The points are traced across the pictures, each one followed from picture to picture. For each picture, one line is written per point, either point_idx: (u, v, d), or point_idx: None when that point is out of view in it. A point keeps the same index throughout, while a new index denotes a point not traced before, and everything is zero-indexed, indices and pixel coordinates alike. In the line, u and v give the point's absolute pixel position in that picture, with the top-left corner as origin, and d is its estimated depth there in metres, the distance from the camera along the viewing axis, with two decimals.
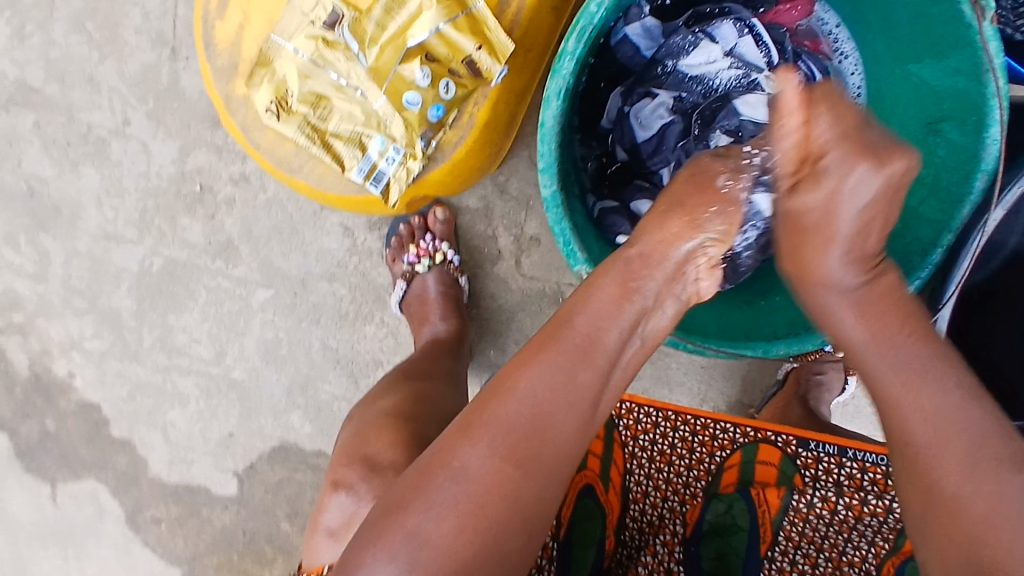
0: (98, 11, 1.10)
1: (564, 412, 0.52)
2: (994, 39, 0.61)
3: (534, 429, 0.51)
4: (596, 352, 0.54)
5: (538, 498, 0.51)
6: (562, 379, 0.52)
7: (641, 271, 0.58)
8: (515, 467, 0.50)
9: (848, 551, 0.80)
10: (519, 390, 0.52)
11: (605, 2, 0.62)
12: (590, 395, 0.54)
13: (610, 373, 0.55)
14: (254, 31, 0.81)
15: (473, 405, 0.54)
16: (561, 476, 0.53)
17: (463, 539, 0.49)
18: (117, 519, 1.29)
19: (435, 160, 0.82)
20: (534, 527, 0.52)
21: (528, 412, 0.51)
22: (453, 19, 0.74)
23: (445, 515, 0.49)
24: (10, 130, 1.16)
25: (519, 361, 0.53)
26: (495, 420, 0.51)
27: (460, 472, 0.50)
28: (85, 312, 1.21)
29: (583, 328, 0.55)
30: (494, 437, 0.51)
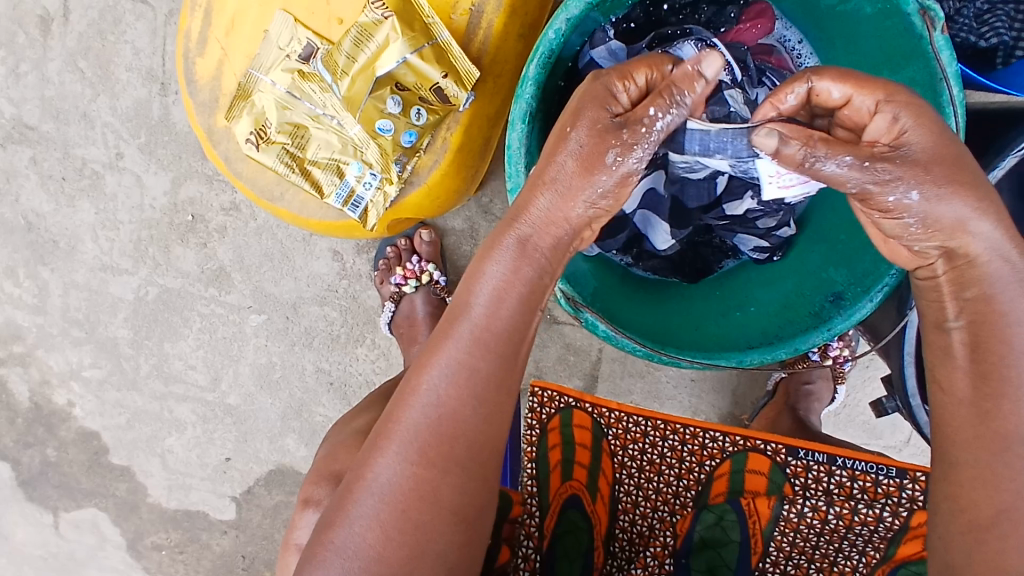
0: (91, 50, 1.14)
1: (471, 406, 0.53)
2: (946, 49, 0.63)
3: (440, 429, 0.52)
4: (491, 339, 0.54)
5: (464, 494, 0.53)
6: (462, 372, 0.53)
7: (534, 254, 0.55)
8: (428, 468, 0.52)
9: (838, 561, 0.82)
10: (420, 390, 0.53)
11: (563, 27, 0.65)
12: (496, 381, 0.54)
13: (515, 353, 0.55)
14: (234, 65, 0.84)
15: (385, 413, 0.55)
16: (484, 464, 0.54)
17: (392, 546, 0.51)
18: (118, 547, 1.30)
19: (411, 184, 0.84)
20: (469, 519, 0.53)
21: (432, 413, 0.53)
22: (419, 49, 0.77)
23: (368, 526, 0.52)
24: (8, 166, 1.19)
25: (422, 360, 0.55)
26: (402, 427, 0.53)
27: (373, 485, 0.52)
28: (83, 342, 1.23)
29: (479, 319, 0.54)
30: (403, 444, 0.53)
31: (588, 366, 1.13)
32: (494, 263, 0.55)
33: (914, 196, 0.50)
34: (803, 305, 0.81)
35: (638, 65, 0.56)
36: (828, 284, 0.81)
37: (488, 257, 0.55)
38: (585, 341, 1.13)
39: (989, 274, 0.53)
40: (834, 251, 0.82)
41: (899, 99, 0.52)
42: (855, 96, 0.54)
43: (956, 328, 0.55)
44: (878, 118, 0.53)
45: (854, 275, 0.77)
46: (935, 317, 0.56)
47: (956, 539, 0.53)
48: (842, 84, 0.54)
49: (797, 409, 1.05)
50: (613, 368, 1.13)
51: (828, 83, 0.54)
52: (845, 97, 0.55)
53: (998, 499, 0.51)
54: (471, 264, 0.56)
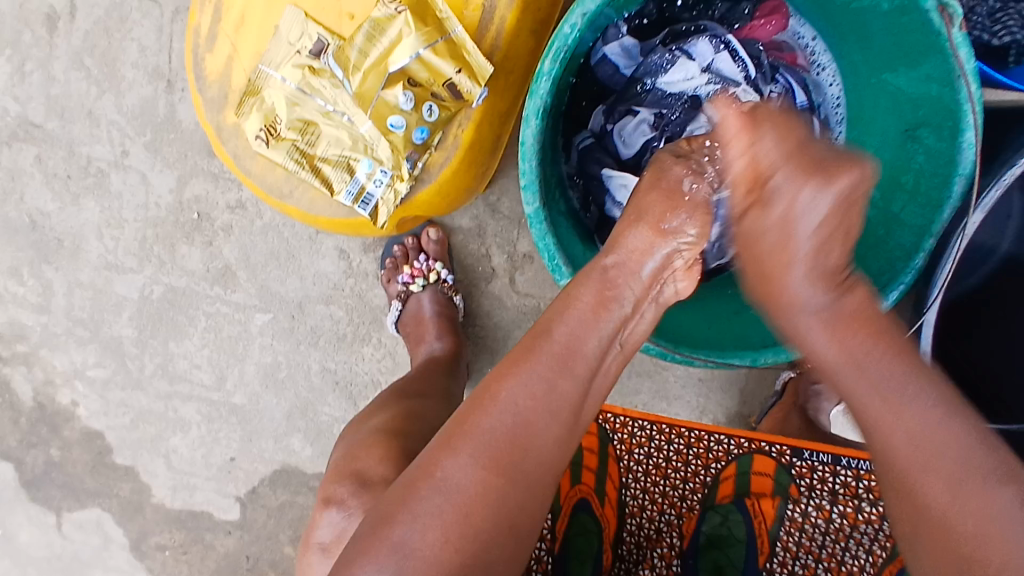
0: (96, 47, 1.13)
1: (545, 421, 0.54)
2: (965, 45, 0.63)
3: (514, 438, 0.53)
4: (573, 361, 0.57)
5: (524, 506, 0.53)
6: (542, 388, 0.55)
7: (618, 281, 0.62)
8: (498, 476, 0.52)
9: (847, 560, 0.83)
10: (501, 398, 0.54)
11: (578, 23, 0.64)
12: (572, 403, 0.56)
13: (589, 381, 0.58)
14: (243, 62, 0.84)
15: (455, 418, 0.55)
16: (546, 484, 0.55)
17: (450, 551, 0.50)
18: (122, 548, 1.29)
19: (422, 181, 0.84)
20: (521, 534, 0.53)
21: (510, 421, 0.53)
22: (432, 45, 0.77)
23: (430, 526, 0.50)
24: (12, 165, 1.18)
25: (501, 370, 0.56)
26: (478, 430, 0.53)
27: (442, 484, 0.52)
28: (88, 342, 1.23)
29: (562, 339, 0.58)
30: (476, 447, 0.53)
31: None
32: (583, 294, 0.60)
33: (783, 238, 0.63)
34: None
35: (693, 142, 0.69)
36: None
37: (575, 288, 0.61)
38: None
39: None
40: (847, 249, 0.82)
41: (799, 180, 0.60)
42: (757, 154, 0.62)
43: None
44: (776, 172, 0.61)
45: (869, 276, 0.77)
46: None
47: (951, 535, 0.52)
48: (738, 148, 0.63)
49: (807, 408, 1.05)
50: (621, 367, 1.13)
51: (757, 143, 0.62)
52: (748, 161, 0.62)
53: None
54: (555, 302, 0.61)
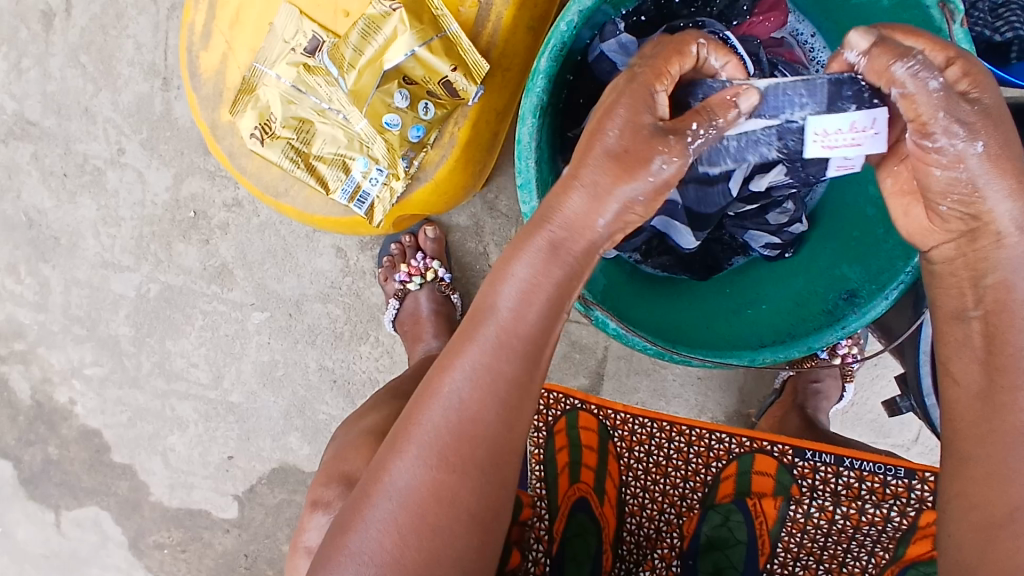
0: (93, 44, 1.12)
1: (491, 409, 0.51)
2: (966, 42, 0.62)
3: (460, 432, 0.51)
4: (516, 341, 0.51)
5: (484, 498, 0.51)
6: (484, 375, 0.51)
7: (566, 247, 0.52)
8: (447, 473, 0.50)
9: (848, 562, 0.81)
10: (441, 393, 0.52)
11: (575, 19, 0.64)
12: (519, 383, 0.52)
13: (536, 358, 0.52)
14: (238, 59, 0.83)
15: (404, 414, 0.54)
16: (505, 469, 0.52)
17: (408, 552, 0.50)
18: (120, 546, 1.28)
19: (418, 180, 0.84)
20: (489, 525, 0.52)
21: (453, 416, 0.51)
22: (428, 42, 0.76)
23: (384, 531, 0.50)
24: (8, 162, 1.18)
25: (441, 363, 0.53)
26: (420, 430, 0.52)
27: (390, 488, 0.51)
28: (85, 340, 1.22)
29: (504, 317, 0.52)
30: (421, 447, 0.51)
31: (594, 365, 1.12)
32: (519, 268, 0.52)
33: (978, 146, 0.48)
34: (816, 303, 0.80)
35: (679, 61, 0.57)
36: (842, 280, 0.79)
37: (513, 257, 0.52)
38: (591, 338, 1.12)
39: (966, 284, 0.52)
40: (845, 248, 0.81)
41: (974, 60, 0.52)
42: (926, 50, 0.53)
43: (974, 316, 0.52)
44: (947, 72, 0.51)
45: (867, 271, 0.76)
46: (956, 307, 0.53)
47: (966, 538, 0.49)
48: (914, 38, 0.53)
49: (806, 407, 1.05)
50: (619, 365, 1.12)
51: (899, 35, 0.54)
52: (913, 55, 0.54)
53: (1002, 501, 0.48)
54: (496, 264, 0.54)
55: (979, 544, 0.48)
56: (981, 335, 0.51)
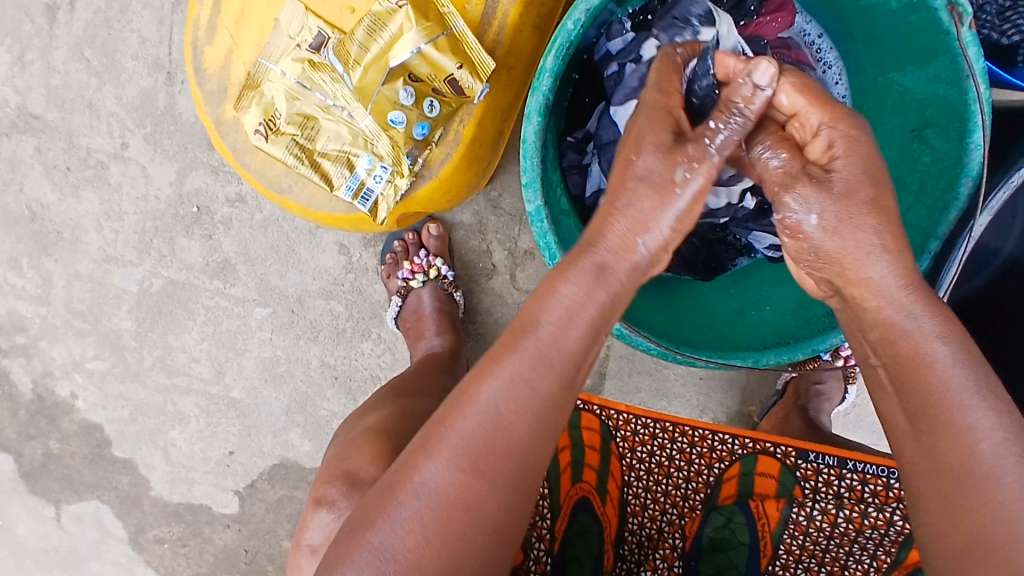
0: (97, 38, 1.12)
1: (528, 422, 0.51)
2: (973, 45, 0.62)
3: (493, 441, 0.50)
4: (557, 357, 0.52)
5: (508, 507, 0.51)
6: (525, 388, 0.51)
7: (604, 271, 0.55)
8: (479, 480, 0.50)
9: (850, 564, 0.81)
10: (479, 399, 0.51)
11: (581, 18, 0.63)
12: (557, 400, 0.52)
13: (573, 377, 0.53)
14: (243, 55, 0.83)
15: (434, 417, 0.53)
16: (531, 480, 0.52)
17: (431, 555, 0.49)
18: (120, 540, 1.29)
19: (422, 177, 0.84)
20: (505, 536, 0.52)
21: (488, 423, 0.51)
22: (434, 39, 0.76)
23: (409, 532, 0.50)
24: (11, 156, 1.18)
25: (481, 370, 0.52)
26: (454, 434, 0.51)
27: (419, 489, 0.51)
28: (87, 334, 1.22)
29: (545, 333, 0.52)
30: (453, 451, 0.51)
31: (596, 364, 1.12)
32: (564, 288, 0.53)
33: (812, 220, 0.55)
34: (819, 306, 0.77)
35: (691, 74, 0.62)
36: None
37: (563, 277, 0.54)
38: None
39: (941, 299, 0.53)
40: None
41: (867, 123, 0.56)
42: (801, 110, 0.58)
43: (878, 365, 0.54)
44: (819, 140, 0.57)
45: None
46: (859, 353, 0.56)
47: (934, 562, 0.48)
48: (795, 95, 0.57)
49: (807, 409, 1.05)
50: (621, 365, 1.12)
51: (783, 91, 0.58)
52: (794, 108, 0.58)
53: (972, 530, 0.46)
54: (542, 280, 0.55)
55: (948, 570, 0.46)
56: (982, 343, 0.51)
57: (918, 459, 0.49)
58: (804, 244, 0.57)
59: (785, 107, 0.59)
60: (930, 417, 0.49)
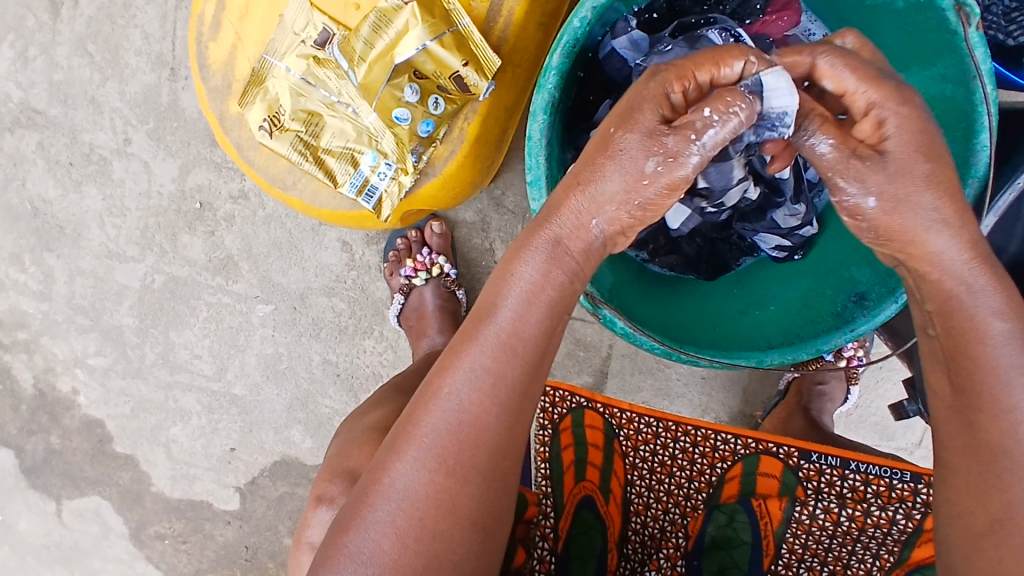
0: (100, 34, 1.12)
1: (492, 415, 0.51)
2: (981, 46, 0.62)
3: (461, 437, 0.51)
4: (520, 346, 0.52)
5: (485, 501, 0.52)
6: (487, 381, 0.51)
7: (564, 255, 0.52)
8: (447, 477, 0.51)
9: (852, 564, 0.81)
10: (443, 396, 0.51)
11: (588, 16, 0.63)
12: (522, 390, 0.52)
13: (538, 364, 0.53)
14: (247, 50, 0.83)
15: (402, 416, 0.54)
16: (505, 471, 0.53)
17: (408, 555, 0.50)
18: (121, 536, 1.29)
19: (426, 175, 0.84)
20: (488, 528, 0.52)
21: (454, 420, 0.51)
22: (440, 36, 0.75)
23: (384, 533, 0.50)
24: (14, 151, 1.18)
25: (443, 365, 0.53)
26: (421, 432, 0.51)
27: (390, 491, 0.51)
28: (89, 330, 1.22)
29: (506, 323, 0.52)
30: (421, 450, 0.51)
31: (598, 363, 1.12)
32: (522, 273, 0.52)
33: (870, 203, 0.52)
34: (826, 306, 0.78)
35: (704, 61, 0.53)
36: (851, 283, 0.77)
37: (520, 258, 0.53)
38: (596, 337, 1.12)
39: (953, 294, 0.51)
40: (855, 249, 0.78)
41: (895, 104, 0.51)
42: (851, 89, 0.53)
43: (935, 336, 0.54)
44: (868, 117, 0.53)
45: (875, 275, 0.74)
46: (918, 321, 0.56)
47: (958, 542, 0.51)
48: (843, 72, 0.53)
49: (810, 409, 1.04)
50: (623, 364, 1.12)
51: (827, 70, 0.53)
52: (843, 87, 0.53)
53: (993, 508, 0.49)
54: (498, 266, 0.54)
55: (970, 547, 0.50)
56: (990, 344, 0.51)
57: (958, 435, 0.51)
58: (862, 224, 0.54)
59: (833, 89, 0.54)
60: (976, 387, 0.50)
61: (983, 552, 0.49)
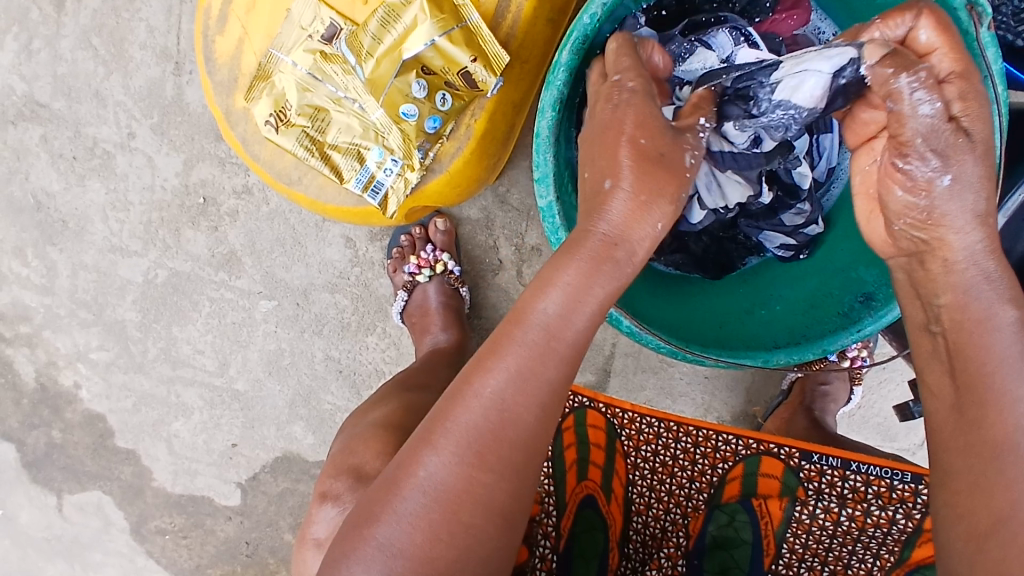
0: (104, 27, 1.12)
1: (531, 414, 0.50)
2: (992, 46, 0.61)
3: (499, 435, 0.50)
4: (562, 347, 0.50)
5: (515, 494, 0.52)
6: (529, 380, 0.50)
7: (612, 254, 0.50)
8: (484, 473, 0.50)
9: (853, 564, 0.81)
10: (482, 392, 0.50)
11: (598, 12, 0.63)
12: (561, 387, 0.51)
13: (579, 361, 0.52)
14: (254, 44, 0.83)
15: (435, 408, 0.52)
16: (534, 467, 0.52)
17: (441, 547, 0.50)
18: (122, 531, 1.29)
19: (432, 171, 0.84)
20: (515, 520, 0.52)
21: (493, 417, 0.50)
22: (448, 32, 0.75)
23: (417, 526, 0.50)
24: (18, 144, 1.17)
25: (481, 360, 0.51)
26: (457, 427, 0.50)
27: (424, 484, 0.50)
28: (91, 324, 1.22)
29: (548, 323, 0.50)
30: (457, 446, 0.50)
31: (601, 361, 1.12)
32: (564, 276, 0.49)
33: (946, 179, 0.52)
34: (830, 307, 0.78)
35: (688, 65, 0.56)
36: (857, 283, 0.76)
37: (565, 257, 0.50)
38: (599, 335, 1.12)
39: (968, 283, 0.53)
40: (861, 250, 0.78)
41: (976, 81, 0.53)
42: (938, 51, 0.54)
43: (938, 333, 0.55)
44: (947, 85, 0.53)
45: (882, 275, 0.73)
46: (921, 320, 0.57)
47: (958, 546, 0.50)
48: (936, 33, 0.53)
49: (813, 409, 1.04)
50: (627, 362, 1.12)
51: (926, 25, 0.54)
52: (929, 47, 0.54)
53: (994, 508, 0.48)
54: (541, 262, 0.51)
55: (971, 552, 0.49)
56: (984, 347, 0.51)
57: (962, 435, 0.51)
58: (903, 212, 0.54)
59: (918, 47, 0.55)
60: (985, 386, 0.50)
61: (984, 555, 0.48)
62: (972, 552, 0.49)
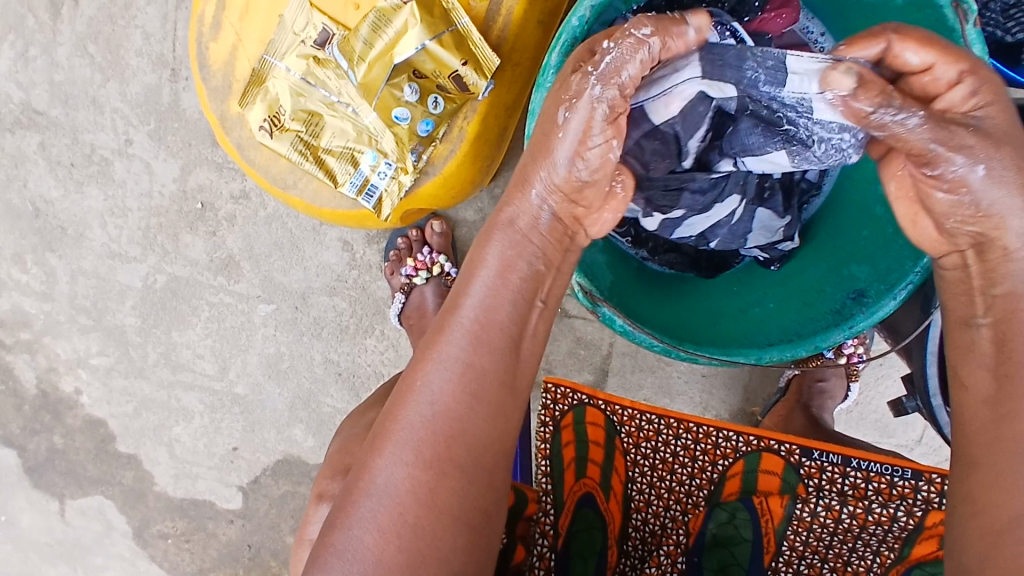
0: (100, 34, 1.12)
1: (465, 405, 0.52)
2: (978, 43, 0.62)
3: (437, 429, 0.52)
4: (488, 333, 0.54)
5: (467, 495, 0.52)
6: (459, 371, 0.53)
7: (529, 241, 0.56)
8: (426, 470, 0.51)
9: (852, 561, 0.81)
10: (418, 389, 0.53)
11: (586, 14, 0.64)
12: (496, 380, 0.53)
13: (512, 351, 0.54)
14: (248, 50, 0.83)
15: (382, 417, 0.55)
16: (489, 465, 0.53)
17: (392, 550, 0.50)
18: (123, 535, 1.29)
19: (427, 174, 0.84)
20: (478, 522, 0.53)
21: (428, 412, 0.52)
22: (439, 36, 0.75)
23: (368, 530, 0.51)
24: (16, 152, 1.18)
25: (418, 360, 0.54)
26: (397, 427, 0.52)
27: (371, 487, 0.52)
28: (91, 329, 1.23)
29: (475, 314, 0.54)
30: (399, 445, 0.52)
31: (598, 360, 1.12)
32: (488, 259, 0.55)
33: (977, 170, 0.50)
34: (825, 303, 0.78)
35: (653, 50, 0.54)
36: (851, 281, 0.78)
37: (485, 248, 0.56)
38: (596, 335, 1.12)
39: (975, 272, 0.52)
40: (854, 246, 0.80)
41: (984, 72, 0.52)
42: (936, 64, 0.52)
43: (984, 325, 0.53)
44: (956, 89, 0.52)
45: (877, 272, 0.75)
46: (964, 312, 0.55)
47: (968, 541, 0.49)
48: (925, 50, 0.52)
49: (810, 406, 1.05)
50: (624, 362, 1.12)
51: (910, 47, 0.53)
52: (924, 64, 0.53)
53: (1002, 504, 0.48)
54: (466, 262, 0.57)
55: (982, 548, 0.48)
56: (1005, 337, 0.51)
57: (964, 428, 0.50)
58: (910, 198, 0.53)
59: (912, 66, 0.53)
60: None
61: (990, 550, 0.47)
62: (983, 547, 0.48)
